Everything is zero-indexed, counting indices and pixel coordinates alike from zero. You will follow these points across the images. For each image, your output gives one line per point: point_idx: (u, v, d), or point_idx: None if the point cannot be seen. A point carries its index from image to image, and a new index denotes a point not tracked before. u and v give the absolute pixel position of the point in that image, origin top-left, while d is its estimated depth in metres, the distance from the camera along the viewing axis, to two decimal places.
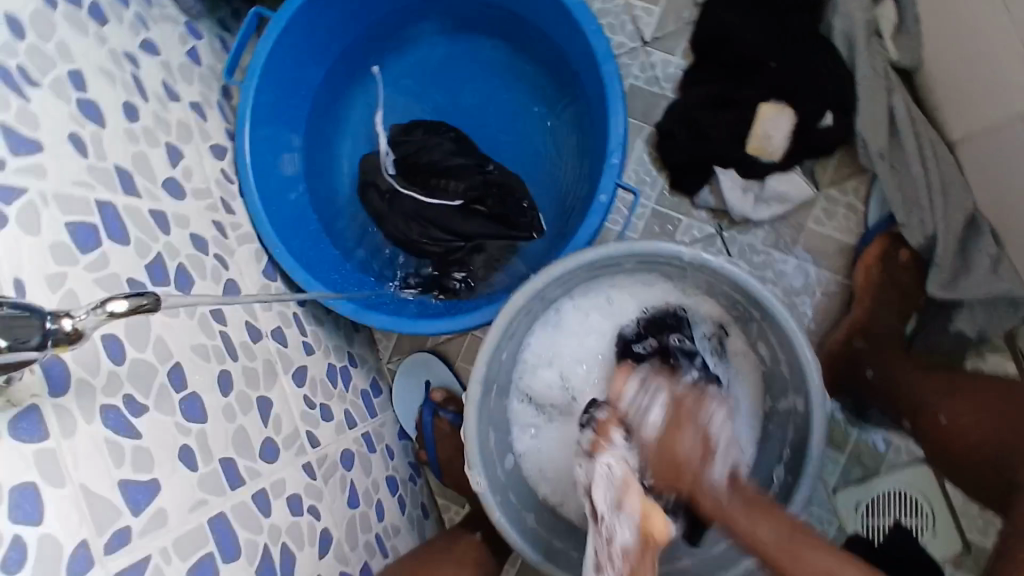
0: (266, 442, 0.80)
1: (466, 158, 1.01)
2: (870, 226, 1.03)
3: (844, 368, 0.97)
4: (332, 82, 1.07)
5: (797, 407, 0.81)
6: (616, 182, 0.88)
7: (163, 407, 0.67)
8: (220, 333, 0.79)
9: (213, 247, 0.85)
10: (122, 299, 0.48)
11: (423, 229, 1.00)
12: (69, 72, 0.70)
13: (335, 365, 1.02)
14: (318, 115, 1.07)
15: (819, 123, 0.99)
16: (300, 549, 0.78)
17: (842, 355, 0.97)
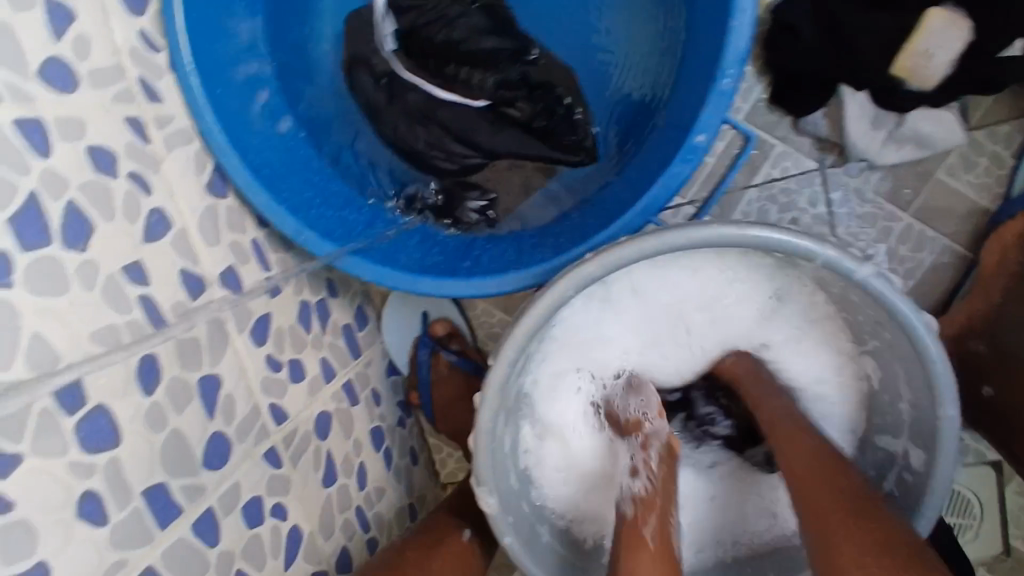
0: (213, 437, 0.60)
1: (501, 40, 0.71)
2: (1016, 193, 0.78)
3: None
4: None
5: (906, 457, 0.62)
6: (723, 118, 0.60)
7: (48, 447, 0.45)
8: (142, 300, 0.56)
9: (130, 162, 0.58)
10: None
11: (433, 137, 0.72)
12: None
13: (308, 302, 0.80)
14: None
15: (1001, 51, 0.70)
16: (260, 570, 0.62)
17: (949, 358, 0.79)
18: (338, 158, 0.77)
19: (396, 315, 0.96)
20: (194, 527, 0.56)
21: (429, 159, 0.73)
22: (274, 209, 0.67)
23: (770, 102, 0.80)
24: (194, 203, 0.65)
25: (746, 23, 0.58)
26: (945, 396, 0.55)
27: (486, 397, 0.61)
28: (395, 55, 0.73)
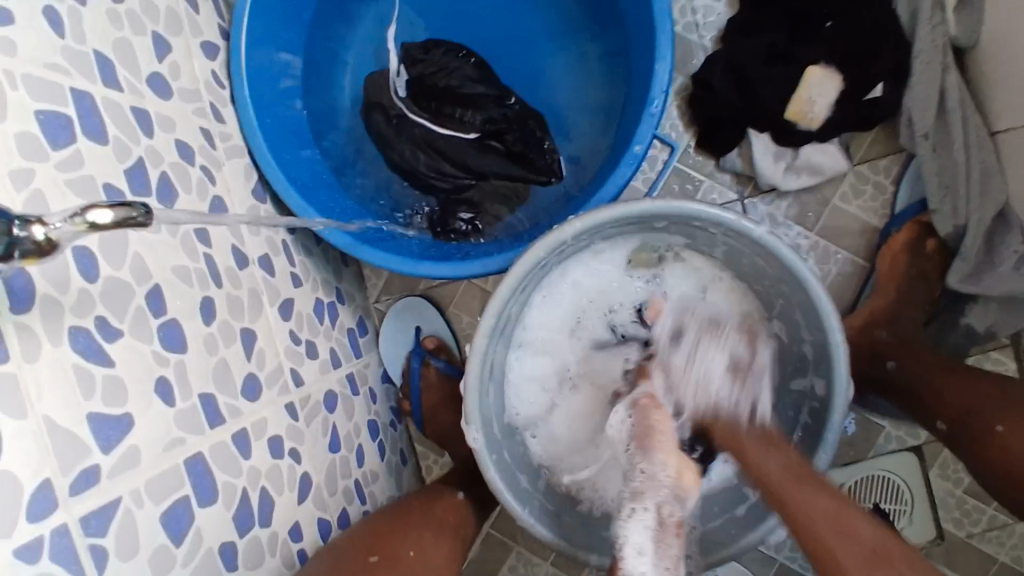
0: (248, 378, 0.73)
1: (486, 87, 0.92)
2: (897, 210, 0.98)
3: (863, 359, 0.91)
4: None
5: (813, 389, 0.77)
6: (654, 132, 0.80)
7: (139, 333, 0.59)
8: (204, 255, 0.71)
9: (201, 158, 0.75)
10: (107, 210, 0.40)
11: (432, 161, 0.92)
12: None
13: (322, 300, 0.94)
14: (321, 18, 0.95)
15: (869, 94, 0.92)
16: (279, 494, 0.72)
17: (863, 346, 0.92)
18: (354, 183, 0.96)
19: (392, 329, 1.08)
20: (232, 437, 0.67)
21: (428, 180, 0.93)
22: (305, 209, 0.85)
23: (696, 147, 1.01)
24: (241, 199, 0.81)
25: (666, 63, 0.79)
26: (831, 325, 0.71)
27: (475, 346, 0.76)
28: (401, 100, 0.93)
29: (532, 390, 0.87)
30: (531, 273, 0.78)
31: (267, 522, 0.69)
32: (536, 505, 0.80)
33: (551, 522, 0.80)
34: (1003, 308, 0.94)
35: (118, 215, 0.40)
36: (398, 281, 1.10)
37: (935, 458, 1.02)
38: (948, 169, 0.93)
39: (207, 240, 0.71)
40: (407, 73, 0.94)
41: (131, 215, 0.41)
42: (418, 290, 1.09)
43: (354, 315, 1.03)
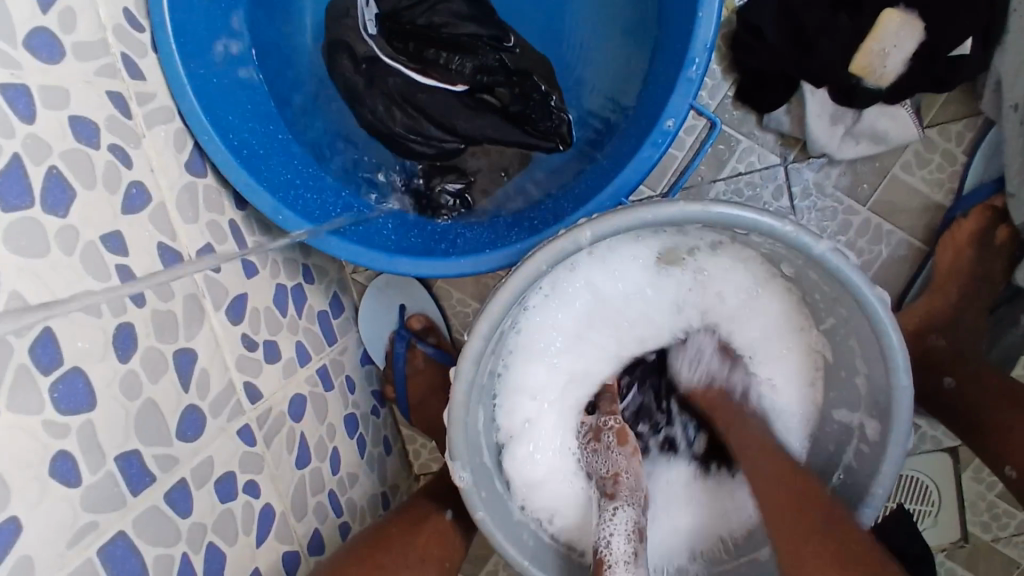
0: (187, 411, 0.60)
1: (481, 29, 0.74)
2: (966, 191, 0.83)
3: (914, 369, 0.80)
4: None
5: (863, 428, 0.65)
6: (691, 105, 0.63)
7: (25, 403, 0.45)
8: (118, 270, 0.56)
9: (109, 135, 0.58)
10: None
11: (412, 122, 0.75)
12: None
13: (285, 284, 0.80)
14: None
15: (954, 52, 0.74)
16: (231, 544, 0.62)
17: (914, 355, 0.80)
18: (315, 146, 0.78)
19: (373, 306, 0.95)
20: (164, 496, 0.55)
21: (409, 145, 0.76)
22: (252, 186, 0.68)
23: (736, 97, 0.84)
24: (171, 179, 0.65)
25: (711, 12, 0.61)
26: (897, 365, 0.58)
27: (460, 371, 0.62)
28: (373, 41, 0.75)
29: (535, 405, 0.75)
30: (532, 283, 0.64)
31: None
32: (533, 543, 0.70)
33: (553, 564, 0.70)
34: None
35: None
36: None
37: (970, 460, 0.92)
38: None
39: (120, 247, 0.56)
40: (380, 7, 0.75)
41: None
42: None
43: (324, 293, 0.88)
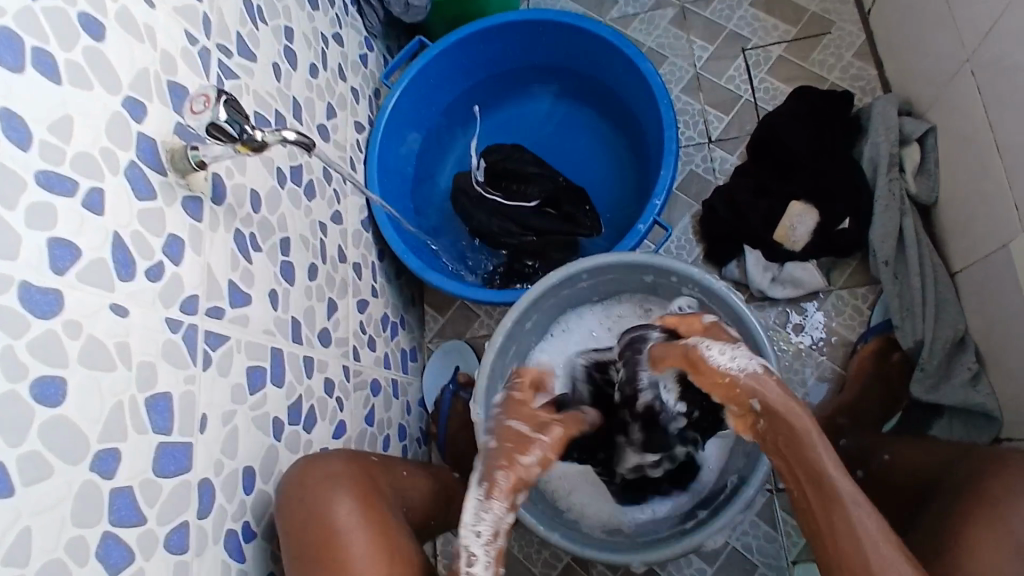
0: (323, 329, 0.99)
1: (540, 169, 1.23)
2: (871, 325, 1.17)
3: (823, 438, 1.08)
4: (454, 106, 1.36)
5: None
6: (655, 217, 1.07)
7: (270, 257, 0.88)
8: (319, 239, 1.02)
9: (334, 184, 1.09)
10: (292, 132, 0.74)
11: (502, 223, 1.21)
12: (286, 26, 0.99)
13: (389, 317, 1.21)
14: (437, 128, 1.35)
15: (837, 227, 1.16)
16: (322, 418, 0.95)
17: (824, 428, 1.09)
18: (443, 240, 1.31)
19: (436, 365, 1.31)
20: (302, 355, 0.92)
21: (499, 238, 1.22)
22: (395, 240, 1.14)
23: (705, 259, 1.26)
24: (352, 221, 1.14)
25: (671, 173, 1.08)
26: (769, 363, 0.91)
27: (493, 345, 0.99)
28: (478, 183, 1.25)
29: None
30: (545, 301, 1.04)
31: (311, 428, 0.91)
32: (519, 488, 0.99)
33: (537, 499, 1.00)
34: (966, 422, 1.07)
35: (296, 136, 0.75)
36: (450, 328, 1.35)
37: None
38: (906, 294, 1.12)
39: (321, 230, 1.03)
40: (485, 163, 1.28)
41: (301, 138, 0.75)
42: (464, 337, 1.33)
43: (408, 341, 1.27)
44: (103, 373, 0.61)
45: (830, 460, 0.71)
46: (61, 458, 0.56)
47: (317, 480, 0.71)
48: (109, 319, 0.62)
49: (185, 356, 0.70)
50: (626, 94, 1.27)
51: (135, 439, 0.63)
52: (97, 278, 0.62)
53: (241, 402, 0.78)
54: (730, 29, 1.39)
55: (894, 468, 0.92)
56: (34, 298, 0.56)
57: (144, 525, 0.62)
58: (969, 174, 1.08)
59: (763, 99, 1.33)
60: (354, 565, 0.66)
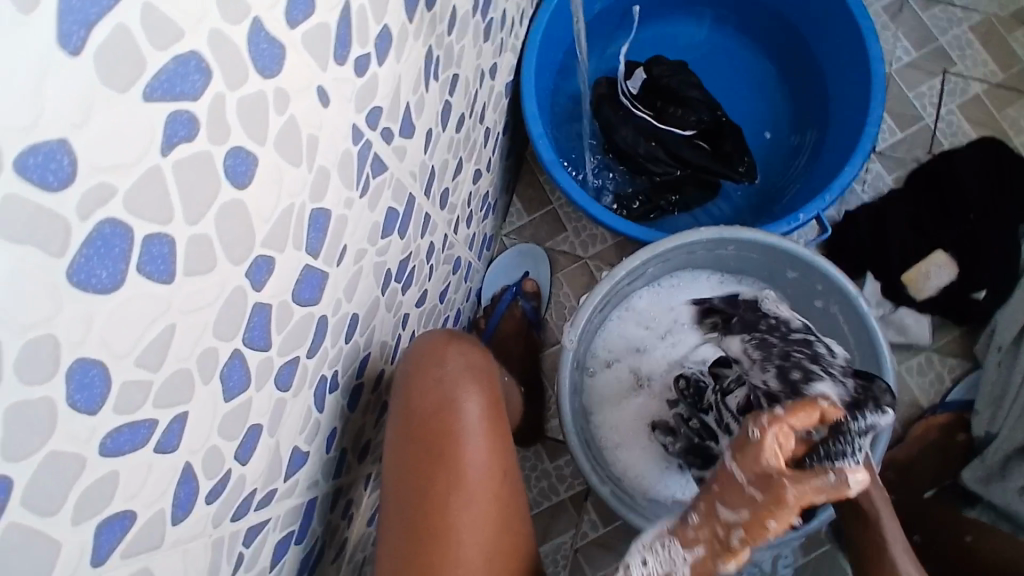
0: (446, 189, 0.88)
1: (702, 97, 1.10)
2: (948, 399, 1.13)
3: None
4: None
5: None
6: (819, 212, 0.96)
7: (440, 92, 0.75)
8: (475, 90, 0.88)
9: (504, 32, 0.95)
10: None
11: (648, 146, 1.07)
12: None
13: (489, 196, 1.10)
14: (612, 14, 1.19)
15: (970, 294, 1.11)
16: (416, 282, 0.85)
17: None
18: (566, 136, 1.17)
19: (506, 261, 1.22)
20: (425, 210, 0.81)
21: (640, 162, 1.08)
22: (536, 120, 1.02)
23: None
24: (501, 80, 1.00)
25: (854, 169, 0.96)
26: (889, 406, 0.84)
27: (613, 273, 0.92)
28: (626, 95, 1.11)
29: (610, 363, 1.02)
30: (678, 252, 0.95)
31: (406, 289, 0.82)
32: (580, 425, 0.94)
33: (589, 445, 0.94)
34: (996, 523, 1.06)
35: None
36: (533, 230, 1.25)
37: None
38: (1002, 384, 1.07)
39: (480, 79, 0.89)
40: (644, 75, 1.14)
41: None
42: (543, 245, 1.24)
43: (492, 227, 1.17)
44: (289, 166, 0.49)
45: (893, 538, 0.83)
46: (225, 253, 0.45)
47: (455, 367, 0.69)
48: (312, 104, 0.50)
49: (353, 175, 0.59)
50: (824, 61, 1.12)
51: (290, 254, 0.52)
52: (317, 48, 0.49)
53: (373, 244, 0.67)
54: (941, 42, 1.26)
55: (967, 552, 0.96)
56: (259, 45, 0.43)
57: (266, 352, 0.52)
58: None
59: (943, 131, 1.23)
60: (467, 471, 0.63)
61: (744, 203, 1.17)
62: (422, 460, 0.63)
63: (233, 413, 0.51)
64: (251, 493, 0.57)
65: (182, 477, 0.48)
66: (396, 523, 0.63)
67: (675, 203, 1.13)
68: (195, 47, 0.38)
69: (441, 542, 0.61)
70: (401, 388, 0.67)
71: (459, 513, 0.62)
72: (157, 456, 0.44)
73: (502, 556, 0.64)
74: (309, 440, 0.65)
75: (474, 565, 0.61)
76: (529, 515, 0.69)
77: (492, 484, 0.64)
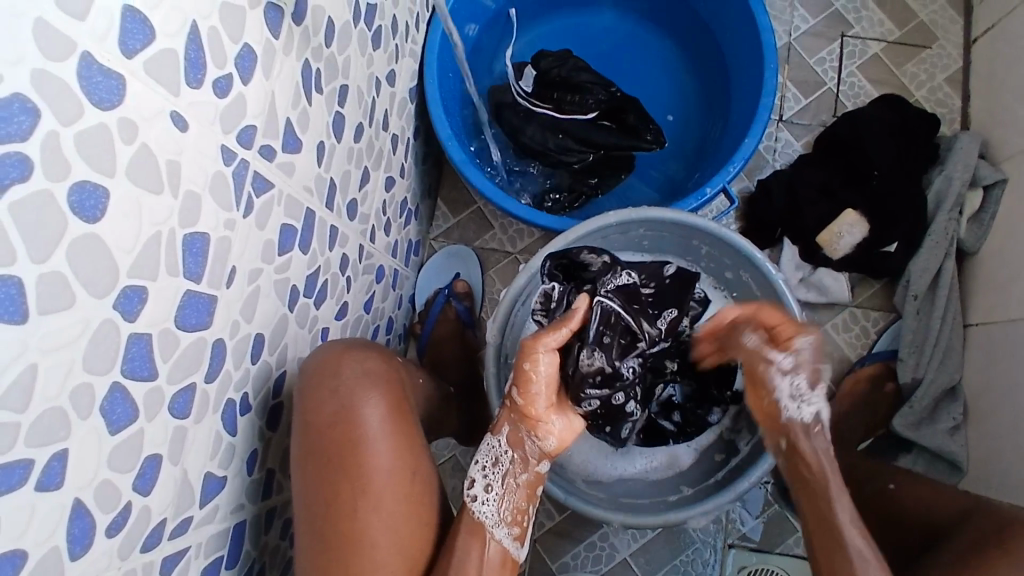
0: (353, 200, 0.88)
1: (593, 78, 1.11)
2: (874, 350, 1.17)
3: None
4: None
5: None
6: (725, 184, 0.99)
7: (327, 104, 0.76)
8: (371, 99, 0.89)
9: (398, 38, 0.95)
10: None
11: (558, 139, 1.09)
12: None
13: (408, 202, 1.11)
14: (499, 17, 1.19)
15: (883, 248, 1.14)
16: (331, 295, 0.85)
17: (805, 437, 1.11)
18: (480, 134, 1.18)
19: (436, 266, 1.23)
20: (329, 223, 0.81)
21: (553, 156, 1.10)
22: (442, 123, 1.03)
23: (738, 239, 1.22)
24: (403, 86, 1.00)
25: (755, 141, 0.99)
26: None
27: (528, 266, 0.93)
28: (523, 96, 1.12)
29: None
30: (591, 239, 0.97)
31: (320, 303, 0.82)
32: None
33: None
34: (931, 465, 1.10)
35: None
36: (460, 231, 1.26)
37: None
38: (921, 333, 1.13)
39: (375, 87, 0.90)
40: (535, 71, 1.15)
41: None
42: (472, 245, 1.25)
43: (416, 232, 1.17)
44: (148, 194, 0.49)
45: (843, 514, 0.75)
46: (84, 287, 0.44)
47: (352, 375, 0.73)
48: (167, 129, 0.50)
49: (231, 196, 0.59)
50: (721, 35, 1.14)
51: (165, 282, 0.52)
52: (165, 76, 0.49)
53: (268, 262, 0.67)
54: (836, 7, 1.29)
55: (892, 500, 0.91)
56: (92, 78, 0.43)
57: (153, 381, 0.52)
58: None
59: (847, 93, 1.27)
60: (372, 475, 0.68)
61: (663, 184, 1.20)
62: (328, 472, 0.68)
63: (122, 447, 0.50)
64: (160, 522, 0.57)
65: (73, 513, 0.46)
66: (309, 534, 0.67)
67: (595, 187, 1.15)
68: (16, 90, 0.38)
69: (353, 546, 0.66)
70: (301, 402, 0.71)
71: (369, 516, 0.67)
72: (39, 495, 0.43)
73: (415, 546, 0.70)
74: (224, 464, 0.65)
75: (388, 560, 0.67)
76: (441, 503, 0.75)
77: (399, 483, 0.69)
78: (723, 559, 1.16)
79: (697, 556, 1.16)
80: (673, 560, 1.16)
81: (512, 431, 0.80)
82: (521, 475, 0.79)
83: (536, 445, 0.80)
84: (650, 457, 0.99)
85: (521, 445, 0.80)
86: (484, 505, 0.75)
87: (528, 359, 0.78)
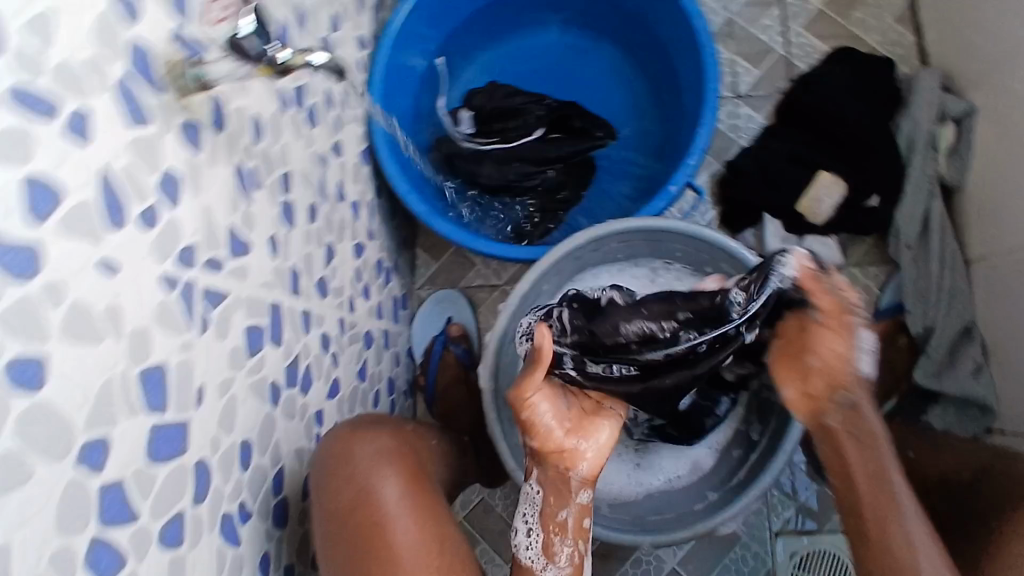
0: (321, 279, 0.88)
1: (525, 99, 1.13)
2: (881, 307, 1.14)
3: None
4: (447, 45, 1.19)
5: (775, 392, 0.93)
6: (688, 178, 0.99)
7: (271, 196, 0.76)
8: (320, 174, 0.89)
9: (335, 109, 0.96)
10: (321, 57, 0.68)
11: (515, 168, 1.10)
12: None
13: (383, 261, 1.11)
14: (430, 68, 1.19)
15: (865, 203, 1.12)
16: (317, 379, 0.85)
17: None
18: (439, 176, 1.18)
19: (427, 315, 1.23)
20: (300, 309, 0.82)
21: (514, 185, 1.11)
22: (399, 179, 1.04)
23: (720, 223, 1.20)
24: (352, 153, 1.01)
25: (708, 128, 0.99)
26: None
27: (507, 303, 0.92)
28: (467, 138, 1.13)
29: None
30: (566, 261, 0.95)
31: (306, 391, 0.82)
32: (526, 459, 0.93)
33: None
34: (962, 411, 1.06)
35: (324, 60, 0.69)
36: (443, 276, 1.26)
37: None
38: (921, 282, 1.10)
39: (322, 163, 0.91)
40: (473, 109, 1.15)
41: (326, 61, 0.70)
42: (458, 287, 1.25)
43: (400, 287, 1.18)
44: (89, 347, 0.49)
45: (892, 467, 0.74)
46: (40, 456, 0.45)
47: (364, 457, 0.74)
48: (97, 278, 0.50)
49: (181, 319, 0.59)
50: (655, 30, 1.14)
51: (127, 424, 0.52)
52: (84, 229, 0.50)
53: (239, 368, 0.67)
54: None
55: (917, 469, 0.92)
56: (4, 256, 0.43)
57: (135, 523, 0.53)
58: (1009, 166, 1.03)
59: (798, 55, 1.24)
60: (399, 553, 0.68)
61: (634, 187, 1.18)
62: (356, 559, 0.67)
63: None
64: None
65: None
66: None
67: (565, 203, 1.14)
68: None
69: None
70: (318, 494, 0.71)
71: None
72: None
73: None
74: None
75: None
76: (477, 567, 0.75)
77: (428, 556, 0.69)
78: (771, 550, 1.13)
79: (746, 552, 1.14)
80: (722, 560, 1.14)
81: (543, 474, 0.77)
82: (562, 513, 0.76)
83: (571, 478, 0.76)
84: (670, 468, 0.98)
85: (554, 483, 0.77)
86: (527, 551, 0.77)
87: (523, 411, 0.75)
